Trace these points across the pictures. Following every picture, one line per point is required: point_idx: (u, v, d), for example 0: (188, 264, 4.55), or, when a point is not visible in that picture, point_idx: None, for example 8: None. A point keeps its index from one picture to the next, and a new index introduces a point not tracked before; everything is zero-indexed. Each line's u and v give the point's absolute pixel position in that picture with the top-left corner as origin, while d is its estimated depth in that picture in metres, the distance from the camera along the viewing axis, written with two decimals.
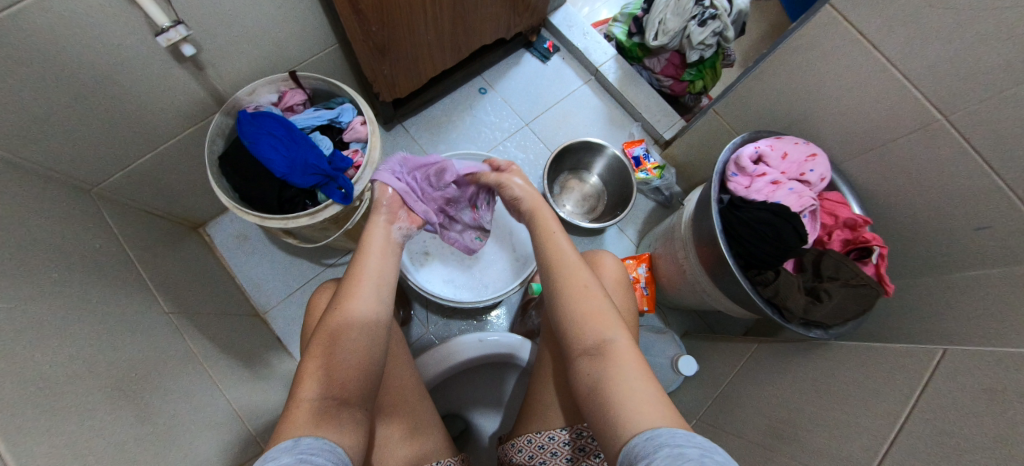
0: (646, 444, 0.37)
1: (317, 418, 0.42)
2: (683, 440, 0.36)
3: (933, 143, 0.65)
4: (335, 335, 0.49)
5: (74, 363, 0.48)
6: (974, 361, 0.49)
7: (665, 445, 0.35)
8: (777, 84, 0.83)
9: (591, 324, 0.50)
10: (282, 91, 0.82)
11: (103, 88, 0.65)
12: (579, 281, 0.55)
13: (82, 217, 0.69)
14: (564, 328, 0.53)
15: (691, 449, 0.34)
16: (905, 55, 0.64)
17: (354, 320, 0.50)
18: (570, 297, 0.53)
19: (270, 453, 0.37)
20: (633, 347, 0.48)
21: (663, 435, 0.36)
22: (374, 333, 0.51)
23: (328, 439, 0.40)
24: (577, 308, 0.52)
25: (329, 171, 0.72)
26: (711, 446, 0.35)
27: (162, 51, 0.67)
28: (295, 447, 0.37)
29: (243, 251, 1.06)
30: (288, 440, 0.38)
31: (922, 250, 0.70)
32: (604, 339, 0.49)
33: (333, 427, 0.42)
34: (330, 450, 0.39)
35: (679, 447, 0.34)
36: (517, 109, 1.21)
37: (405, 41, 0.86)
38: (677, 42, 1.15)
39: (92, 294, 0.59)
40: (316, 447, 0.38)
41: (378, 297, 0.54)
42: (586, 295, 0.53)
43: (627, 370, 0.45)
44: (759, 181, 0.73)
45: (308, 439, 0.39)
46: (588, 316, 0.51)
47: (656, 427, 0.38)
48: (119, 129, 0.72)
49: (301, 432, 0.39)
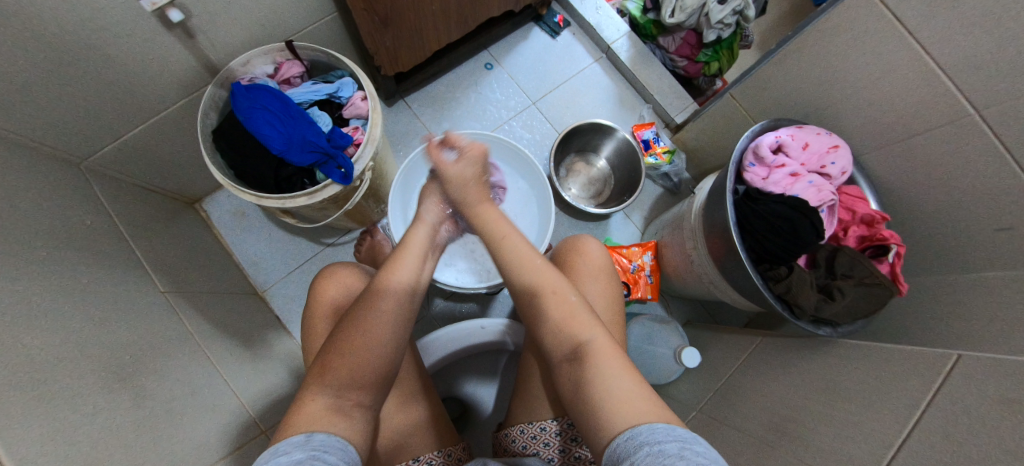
0: (627, 444, 0.36)
1: (328, 415, 0.42)
2: (661, 436, 0.35)
3: (961, 138, 0.62)
4: (358, 322, 0.48)
5: (65, 347, 0.47)
6: (988, 368, 0.48)
7: (645, 443, 0.35)
8: (800, 70, 0.79)
9: (566, 327, 0.49)
10: (279, 62, 0.78)
11: (87, 55, 0.61)
12: (546, 281, 0.53)
13: (73, 192, 0.66)
14: (540, 331, 0.51)
15: (669, 444, 0.34)
16: (942, 43, 0.60)
17: (389, 297, 0.50)
18: (542, 302, 0.51)
19: (281, 446, 0.36)
20: (611, 343, 0.47)
21: (642, 432, 0.36)
22: (405, 314, 0.51)
23: (339, 436, 0.40)
24: (550, 312, 0.50)
25: (328, 149, 0.69)
26: (689, 438, 0.35)
27: (148, 17, 0.62)
28: (307, 443, 0.37)
29: (240, 228, 1.04)
30: (300, 435, 0.38)
31: (939, 248, 0.68)
32: (581, 340, 0.47)
33: (343, 425, 0.42)
34: (341, 449, 0.39)
35: (658, 444, 0.34)
36: (524, 86, 1.16)
37: (408, 11, 0.81)
38: (695, 20, 1.09)
39: (84, 274, 0.57)
40: (329, 444, 0.38)
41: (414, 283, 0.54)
42: (558, 295, 0.51)
43: (607, 369, 0.43)
44: (777, 173, 0.70)
45: (321, 436, 0.39)
46: (562, 318, 0.50)
47: (637, 425, 0.37)
48: (107, 99, 0.69)
49: (311, 427, 0.39)
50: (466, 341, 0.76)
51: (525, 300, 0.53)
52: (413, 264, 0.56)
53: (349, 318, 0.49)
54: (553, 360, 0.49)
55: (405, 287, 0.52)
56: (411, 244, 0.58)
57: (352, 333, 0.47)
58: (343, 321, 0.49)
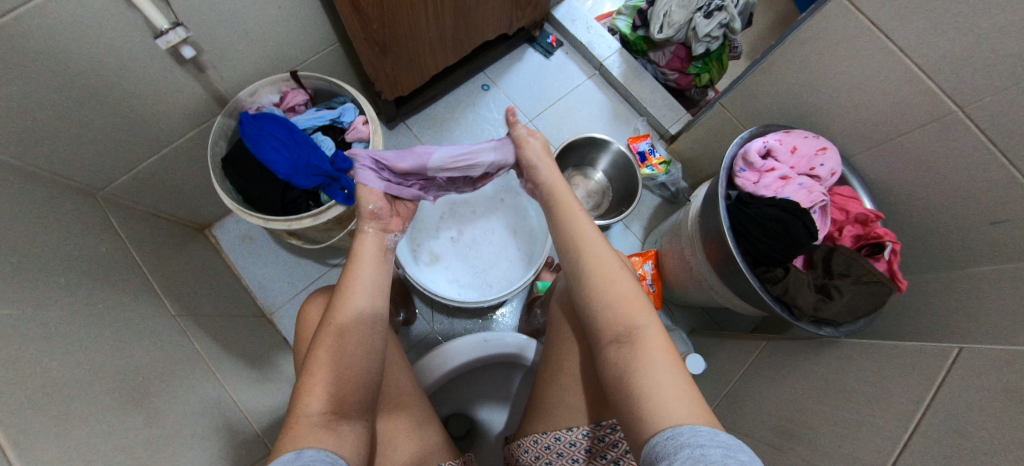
0: (667, 443, 0.36)
1: (316, 432, 0.41)
2: (706, 439, 0.34)
3: (948, 134, 0.64)
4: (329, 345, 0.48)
5: (82, 369, 0.48)
6: (989, 359, 0.48)
7: (687, 445, 0.34)
8: (786, 77, 0.81)
9: (620, 310, 0.48)
10: (284, 92, 0.81)
11: (105, 92, 0.65)
12: (604, 262, 0.52)
13: (89, 221, 0.69)
14: (593, 314, 0.50)
15: (713, 449, 0.34)
16: (919, 45, 0.62)
17: (350, 322, 0.50)
18: (598, 280, 0.50)
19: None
20: (664, 337, 0.46)
21: (686, 433, 0.35)
22: (370, 332, 0.51)
23: (328, 451, 0.40)
24: (605, 291, 0.49)
25: (332, 171, 0.72)
26: (735, 445, 0.34)
27: (163, 53, 0.66)
28: (296, 460, 0.37)
29: (248, 252, 1.06)
30: (290, 453, 0.38)
31: (935, 245, 0.69)
32: (634, 325, 0.46)
33: (331, 440, 0.42)
34: (330, 462, 0.39)
35: (701, 448, 0.33)
36: (520, 105, 1.20)
37: (406, 38, 0.85)
38: (683, 34, 1.13)
39: (100, 298, 0.60)
40: (318, 459, 0.38)
41: (371, 302, 0.53)
42: (615, 277, 0.50)
43: (658, 359, 0.43)
44: (767, 177, 0.71)
45: (310, 451, 0.38)
46: (618, 300, 0.49)
47: (680, 425, 0.37)
48: (123, 132, 0.73)
49: (302, 444, 0.39)
50: (469, 355, 0.76)
51: (579, 276, 0.52)
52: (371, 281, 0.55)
53: (321, 337, 0.48)
54: (600, 341, 0.48)
55: (362, 307, 0.52)
56: (363, 255, 0.56)
57: (327, 354, 0.47)
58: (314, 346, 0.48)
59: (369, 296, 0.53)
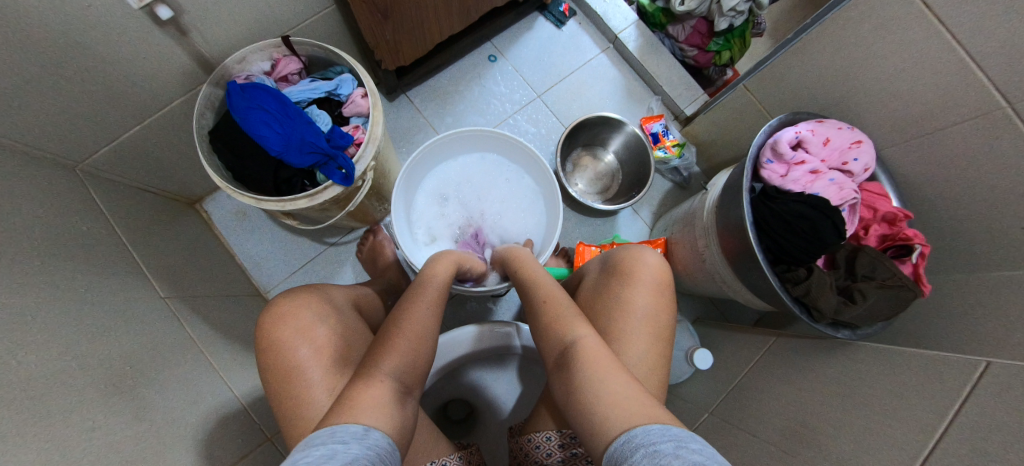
0: (623, 447, 0.35)
1: (382, 405, 0.43)
2: (658, 437, 0.34)
3: (992, 131, 0.59)
4: (405, 322, 0.54)
5: (60, 361, 0.45)
6: (1019, 377, 0.45)
7: (641, 445, 0.33)
8: (819, 60, 0.75)
9: (556, 329, 0.53)
10: (275, 59, 0.75)
11: (76, 55, 0.59)
12: (544, 294, 0.59)
13: (66, 196, 0.64)
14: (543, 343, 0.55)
15: (665, 444, 0.33)
16: (973, 31, 0.57)
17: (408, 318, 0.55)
18: (539, 311, 0.57)
19: (337, 436, 0.37)
20: (600, 345, 0.48)
21: (639, 435, 0.34)
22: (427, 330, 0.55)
23: (389, 435, 0.41)
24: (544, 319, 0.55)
25: (328, 149, 0.67)
26: (686, 438, 0.34)
27: (138, 13, 0.60)
28: (365, 438, 0.38)
29: (242, 228, 1.02)
30: (358, 427, 0.39)
31: (963, 248, 0.66)
32: (570, 341, 0.50)
33: (390, 419, 0.43)
34: (390, 450, 0.39)
35: (654, 446, 0.33)
36: (528, 79, 1.13)
37: (408, 3, 0.78)
38: (706, 8, 1.05)
39: (80, 283, 0.56)
40: (380, 444, 0.39)
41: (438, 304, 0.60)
42: (549, 303, 0.57)
43: (596, 366, 0.45)
44: (796, 170, 0.67)
45: (375, 433, 0.39)
46: (552, 324, 0.54)
47: (632, 428, 0.36)
48: (101, 99, 0.67)
49: (366, 421, 0.40)
50: (472, 345, 0.74)
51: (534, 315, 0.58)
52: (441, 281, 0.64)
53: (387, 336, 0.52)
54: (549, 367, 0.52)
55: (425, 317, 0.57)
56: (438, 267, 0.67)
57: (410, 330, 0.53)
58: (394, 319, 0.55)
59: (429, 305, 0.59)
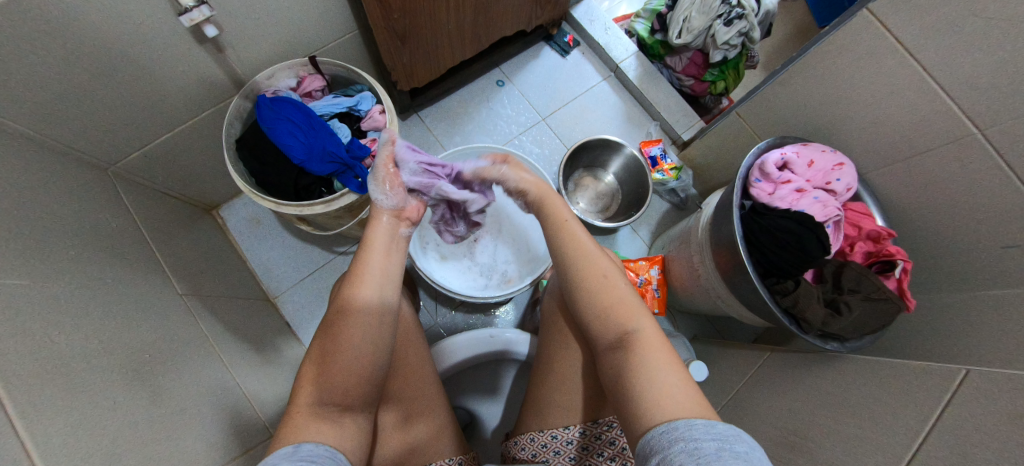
0: (661, 438, 0.36)
1: (314, 423, 0.42)
2: (701, 432, 0.35)
3: (965, 156, 0.64)
4: (329, 330, 0.47)
5: (88, 342, 0.48)
6: (996, 384, 0.48)
7: (682, 439, 0.35)
8: (806, 89, 0.81)
9: (613, 314, 0.49)
10: (301, 76, 0.81)
11: (122, 66, 0.65)
12: (596, 267, 0.53)
13: (100, 195, 0.69)
14: (586, 319, 0.52)
15: (708, 442, 0.34)
16: (944, 64, 0.62)
17: (354, 310, 0.47)
18: (591, 283, 0.52)
19: (270, 459, 0.37)
20: (659, 335, 0.47)
21: (680, 428, 0.35)
22: (377, 323, 0.48)
23: (328, 445, 0.41)
24: (599, 296, 0.51)
25: (347, 159, 0.72)
26: (730, 434, 0.34)
27: (182, 32, 0.66)
28: (294, 454, 0.37)
29: (255, 235, 1.06)
30: (288, 446, 0.38)
31: (946, 266, 0.69)
32: (627, 329, 0.48)
33: (332, 433, 0.42)
34: (330, 456, 0.39)
35: (696, 441, 0.34)
36: (534, 102, 1.19)
37: (425, 28, 0.85)
38: (701, 41, 1.13)
39: (108, 274, 0.59)
40: (316, 453, 0.38)
41: (382, 291, 0.50)
42: (608, 281, 0.52)
43: (651, 361, 0.43)
44: (783, 188, 0.71)
45: (309, 446, 0.39)
46: (609, 306, 0.50)
47: (674, 420, 0.37)
48: (139, 108, 0.72)
49: (300, 438, 0.40)
50: (475, 351, 0.77)
51: (570, 282, 0.53)
52: (382, 259, 0.52)
53: (322, 331, 0.48)
54: (602, 346, 0.50)
55: (371, 295, 0.49)
56: (375, 238, 0.53)
57: (323, 347, 0.46)
58: (320, 333, 0.48)
59: (378, 279, 0.50)
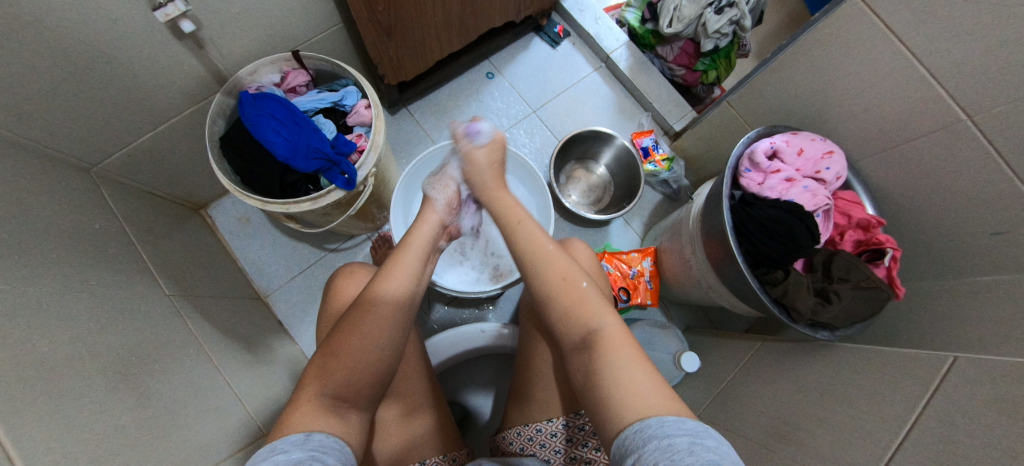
0: (636, 436, 0.36)
1: (324, 415, 0.42)
2: (672, 429, 0.35)
3: (955, 143, 0.63)
4: (355, 323, 0.48)
5: (71, 346, 0.47)
6: (983, 370, 0.48)
7: (654, 437, 0.34)
8: (796, 77, 0.80)
9: (576, 315, 0.50)
10: (284, 71, 0.80)
11: (100, 64, 0.64)
12: (559, 271, 0.53)
13: (81, 196, 0.68)
14: (552, 323, 0.52)
15: (680, 438, 0.33)
16: (934, 50, 0.61)
17: (382, 304, 0.50)
18: (551, 287, 0.52)
19: (279, 444, 0.36)
20: (623, 333, 0.47)
21: (653, 426, 0.35)
22: (399, 320, 0.51)
23: (336, 437, 0.40)
24: (559, 302, 0.51)
25: (332, 156, 0.71)
26: (701, 430, 0.34)
27: (161, 28, 0.65)
28: (306, 442, 0.37)
29: (245, 233, 1.05)
30: (299, 434, 0.38)
31: (936, 254, 0.69)
32: (591, 327, 0.48)
33: (339, 425, 0.42)
34: (338, 450, 0.39)
35: (668, 439, 0.33)
36: (524, 95, 1.18)
37: (411, 21, 0.83)
38: (692, 30, 1.12)
39: (92, 276, 0.58)
40: (326, 444, 0.38)
41: (408, 290, 0.54)
42: (568, 284, 0.52)
43: (617, 358, 0.43)
44: (773, 178, 0.71)
45: (319, 436, 0.38)
46: (573, 307, 0.50)
47: (648, 417, 0.37)
48: (119, 106, 0.71)
49: (310, 426, 0.39)
50: (468, 345, 0.77)
51: (535, 289, 0.54)
52: (416, 256, 0.58)
53: (344, 323, 0.49)
54: (566, 346, 0.50)
55: (400, 293, 0.52)
56: (415, 238, 0.60)
57: (339, 339, 0.47)
58: (338, 326, 0.49)
59: (407, 282, 0.54)
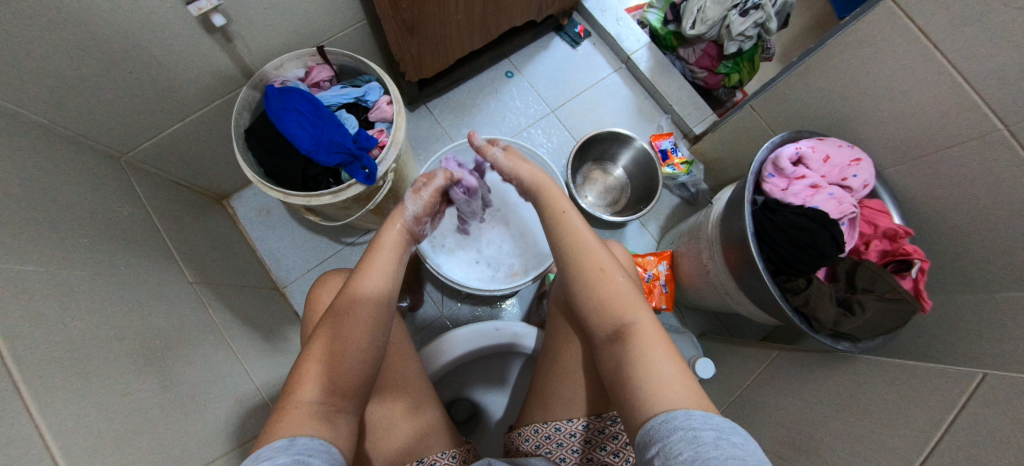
0: (660, 427, 0.36)
1: (313, 422, 0.41)
2: (698, 423, 0.34)
3: (990, 153, 0.61)
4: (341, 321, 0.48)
5: (100, 328, 0.49)
6: (1014, 389, 0.46)
7: (680, 428, 0.34)
8: (823, 82, 0.78)
9: (610, 306, 0.49)
10: (309, 66, 0.81)
11: (132, 57, 0.65)
12: (594, 259, 0.52)
13: (112, 184, 0.70)
14: (584, 312, 0.51)
15: (706, 431, 0.33)
16: (970, 57, 0.59)
17: (364, 303, 0.50)
18: (589, 277, 0.51)
19: (263, 451, 0.36)
20: (656, 327, 0.47)
21: (678, 418, 0.35)
22: (383, 316, 0.51)
23: (322, 439, 0.40)
24: (595, 290, 0.50)
25: (354, 150, 0.72)
26: (727, 426, 0.34)
27: (192, 22, 0.66)
28: (289, 447, 0.37)
29: (265, 225, 1.07)
30: (283, 439, 0.38)
31: (965, 267, 0.67)
32: (625, 320, 0.47)
33: (328, 429, 0.42)
34: (325, 451, 0.39)
35: (694, 431, 0.33)
36: (543, 94, 1.18)
37: (434, 18, 0.84)
38: (716, 32, 1.10)
39: (120, 261, 0.60)
40: (312, 447, 0.38)
41: (388, 287, 0.53)
42: (603, 276, 0.51)
43: (650, 354, 0.43)
44: (797, 184, 0.70)
45: (304, 439, 0.38)
46: (608, 298, 0.49)
47: (674, 410, 0.37)
48: (150, 98, 0.73)
49: (294, 431, 0.39)
50: (484, 342, 0.77)
51: (573, 278, 0.52)
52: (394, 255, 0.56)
53: (324, 325, 0.49)
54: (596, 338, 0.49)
55: (379, 290, 0.52)
56: (383, 241, 0.56)
57: (326, 342, 0.47)
58: (324, 325, 0.49)
59: (387, 279, 0.53)
